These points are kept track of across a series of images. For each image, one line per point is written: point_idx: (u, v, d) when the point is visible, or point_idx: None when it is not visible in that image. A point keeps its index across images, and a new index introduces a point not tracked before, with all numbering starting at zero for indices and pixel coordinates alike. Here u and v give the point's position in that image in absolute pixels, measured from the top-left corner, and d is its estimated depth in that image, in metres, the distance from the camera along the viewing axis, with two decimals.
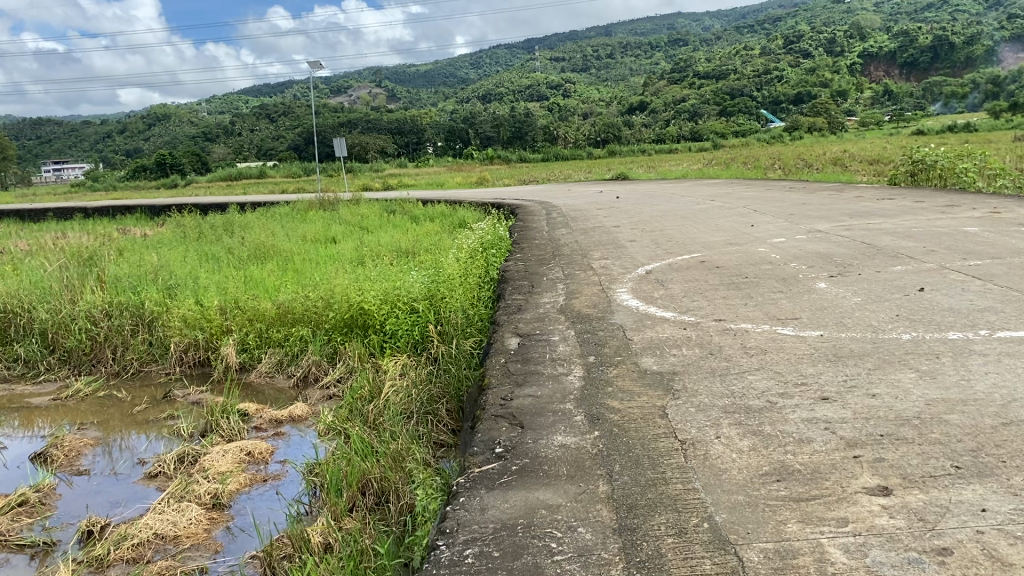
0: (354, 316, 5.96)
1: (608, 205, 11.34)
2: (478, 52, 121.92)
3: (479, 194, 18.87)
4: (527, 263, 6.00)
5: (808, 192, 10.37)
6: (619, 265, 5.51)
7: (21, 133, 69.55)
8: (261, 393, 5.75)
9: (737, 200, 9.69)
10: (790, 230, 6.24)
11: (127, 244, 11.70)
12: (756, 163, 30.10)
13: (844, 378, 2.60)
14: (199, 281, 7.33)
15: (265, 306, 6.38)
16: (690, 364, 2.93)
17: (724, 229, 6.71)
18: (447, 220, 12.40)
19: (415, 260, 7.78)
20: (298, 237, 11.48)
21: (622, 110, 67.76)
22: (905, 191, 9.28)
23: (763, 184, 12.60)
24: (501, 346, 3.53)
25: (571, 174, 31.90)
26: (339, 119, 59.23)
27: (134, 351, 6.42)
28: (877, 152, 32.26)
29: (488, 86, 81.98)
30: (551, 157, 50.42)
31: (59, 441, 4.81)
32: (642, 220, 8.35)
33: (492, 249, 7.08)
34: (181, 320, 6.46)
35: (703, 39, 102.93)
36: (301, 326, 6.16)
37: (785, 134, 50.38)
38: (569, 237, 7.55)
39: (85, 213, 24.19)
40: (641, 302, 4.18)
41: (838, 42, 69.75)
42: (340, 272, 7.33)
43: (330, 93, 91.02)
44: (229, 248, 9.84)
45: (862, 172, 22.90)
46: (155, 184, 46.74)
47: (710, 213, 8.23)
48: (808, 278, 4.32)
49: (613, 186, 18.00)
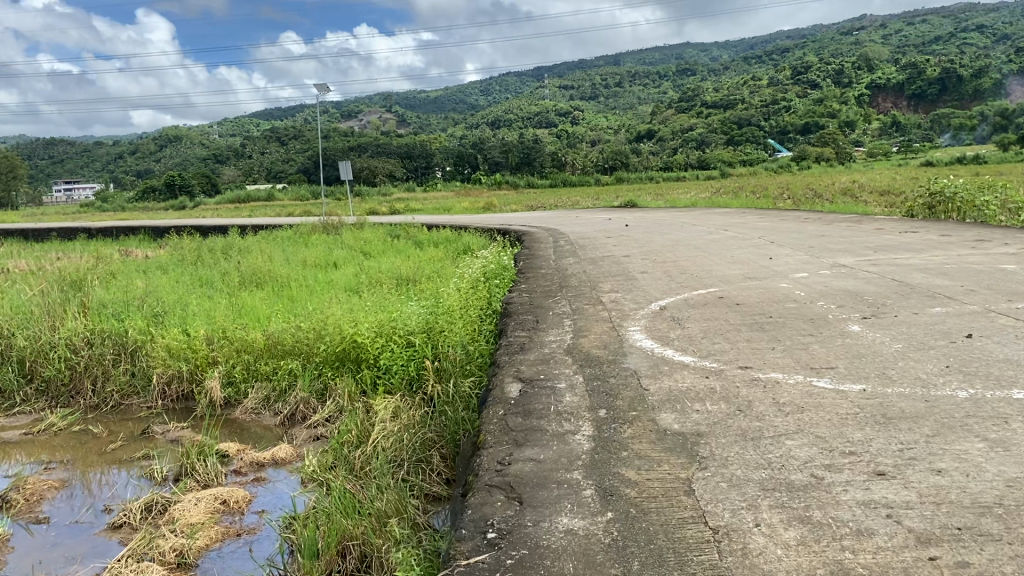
0: (347, 349, 5.58)
1: (616, 233, 11.01)
2: (487, 80, 122.75)
3: (484, 219, 18.61)
4: (532, 294, 5.64)
5: (825, 222, 10.02)
6: (631, 297, 5.16)
7: (33, 152, 69.91)
8: (245, 431, 5.39)
9: (749, 231, 9.36)
10: (812, 263, 5.89)
11: (121, 267, 11.43)
12: (766, 193, 29.84)
13: (899, 448, 2.22)
14: (188, 309, 7.00)
15: (254, 337, 6.04)
16: (717, 423, 2.54)
17: (741, 261, 6.36)
18: (450, 246, 12.09)
19: (415, 289, 7.44)
20: (298, 262, 11.17)
21: (631, 138, 67.67)
22: (928, 223, 8.93)
23: (776, 214, 12.24)
24: (499, 394, 3.15)
25: (579, 200, 31.57)
26: (349, 143, 59.37)
27: (114, 382, 6.05)
28: (888, 183, 31.90)
29: (498, 113, 82.28)
30: (559, 183, 50.28)
31: (22, 483, 4.44)
32: (653, 250, 8.00)
33: (495, 278, 6.72)
34: (164, 351, 6.11)
35: (711, 69, 103.09)
36: (291, 359, 5.79)
37: (794, 163, 50.07)
38: (577, 266, 7.20)
39: (88, 233, 24.00)
40: (655, 342, 3.81)
41: (847, 73, 69.67)
42: (335, 300, 7.00)
43: (341, 117, 91.59)
44: (224, 273, 9.50)
45: (874, 203, 22.49)
46: (165, 205, 46.76)
47: (724, 244, 7.89)
48: (840, 320, 3.96)
49: (621, 213, 17.66)
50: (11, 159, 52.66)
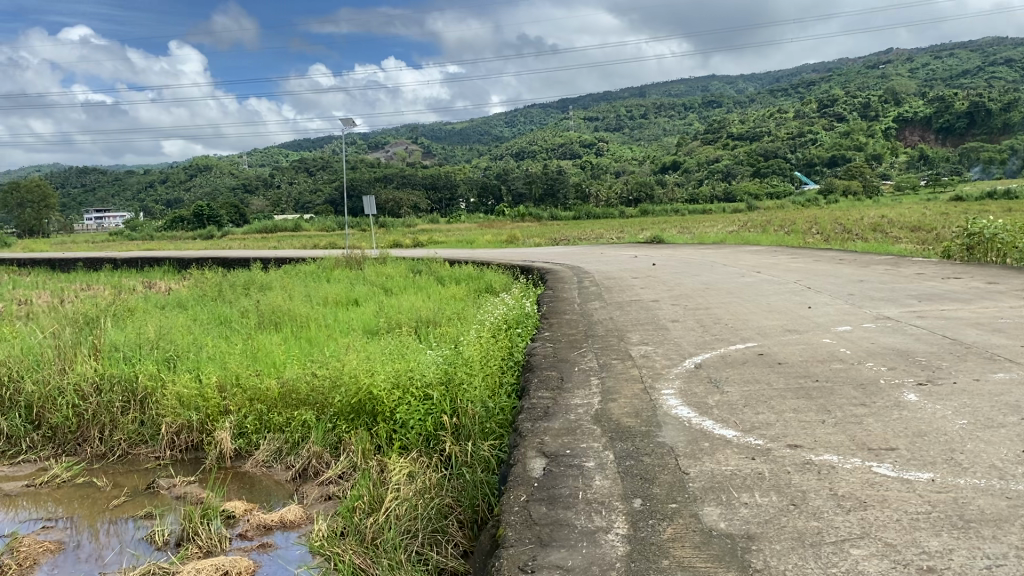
0: (362, 400, 5.29)
1: (645, 272, 10.73)
2: (512, 112, 123.61)
3: (507, 254, 18.44)
4: (556, 346, 5.35)
5: (861, 265, 9.71)
6: (663, 351, 4.89)
7: (66, 181, 71.04)
8: (253, 485, 5.15)
9: (784, 273, 9.04)
10: (854, 316, 5.60)
11: (140, 303, 11.35)
12: (793, 227, 29.45)
13: (987, 567, 1.91)
14: (203, 352, 6.80)
15: (267, 385, 5.76)
16: (770, 522, 2.24)
17: (779, 310, 6.06)
18: (473, 284, 11.88)
19: (435, 331, 7.18)
20: (318, 299, 11.01)
21: (656, 170, 67.52)
22: (970, 267, 8.59)
23: (810, 255, 11.87)
24: (521, 470, 2.87)
25: (604, 233, 31.19)
26: (375, 174, 59.73)
27: (122, 431, 5.85)
28: (918, 218, 31.31)
29: (522, 145, 82.61)
30: (583, 216, 50.08)
31: (17, 547, 4.21)
32: (685, 294, 7.74)
33: (519, 325, 6.43)
34: (174, 397, 5.88)
35: (737, 101, 102.79)
36: (305, 410, 5.52)
37: (821, 197, 49.54)
38: (603, 312, 6.93)
39: (112, 263, 24.15)
40: (693, 409, 3.52)
41: (873, 107, 69.09)
42: (353, 345, 6.73)
43: (367, 148, 92.53)
44: (243, 312, 9.34)
45: (906, 241, 21.93)
46: (193, 235, 47.15)
47: (759, 289, 7.58)
48: (893, 386, 3.66)
49: (648, 250, 17.33)
50: (44, 188, 53.57)
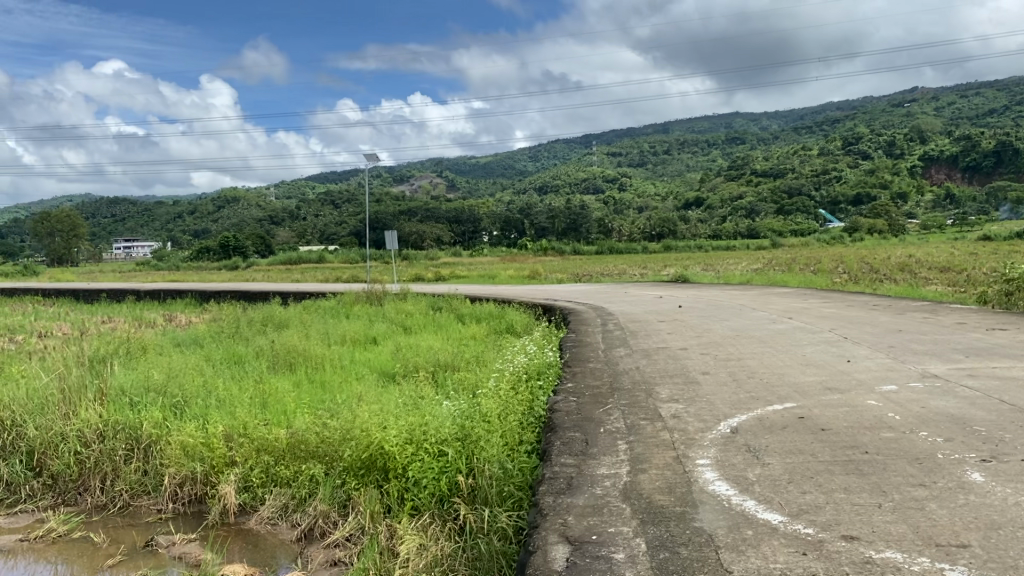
0: (373, 455, 4.96)
1: (671, 315, 10.41)
2: (536, 148, 124.16)
3: (528, 291, 18.17)
4: (580, 401, 5.02)
5: (897, 311, 9.36)
6: (695, 410, 4.57)
7: (96, 211, 72.01)
8: (255, 544, 4.86)
9: (817, 320, 8.68)
10: (900, 372, 5.26)
11: (157, 340, 11.19)
12: (819, 266, 28.95)
13: None
14: (212, 398, 6.53)
15: (276, 435, 5.46)
16: None
17: (817, 365, 5.71)
18: (494, 323, 11.63)
19: (454, 377, 6.86)
20: (336, 337, 10.77)
21: (679, 205, 67.32)
22: (1014, 317, 8.19)
23: (841, 298, 11.50)
24: (540, 559, 2.57)
25: (627, 268, 30.81)
26: (399, 206, 59.82)
27: (125, 480, 5.59)
28: (947, 258, 30.69)
29: (545, 179, 82.69)
30: (605, 250, 49.88)
31: None
32: (714, 342, 7.40)
33: (540, 375, 6.10)
34: (178, 446, 5.61)
35: (761, 138, 102.55)
36: (314, 463, 5.22)
37: (847, 235, 48.95)
38: (630, 361, 6.61)
39: (136, 294, 24.24)
40: (732, 486, 3.21)
41: (899, 145, 68.46)
42: (368, 390, 6.42)
43: (393, 181, 93.17)
44: (259, 351, 9.11)
45: (936, 282, 21.41)
46: (218, 265, 47.50)
47: (792, 338, 7.23)
48: (955, 463, 3.32)
49: (673, 289, 16.98)
50: (74, 217, 54.43)
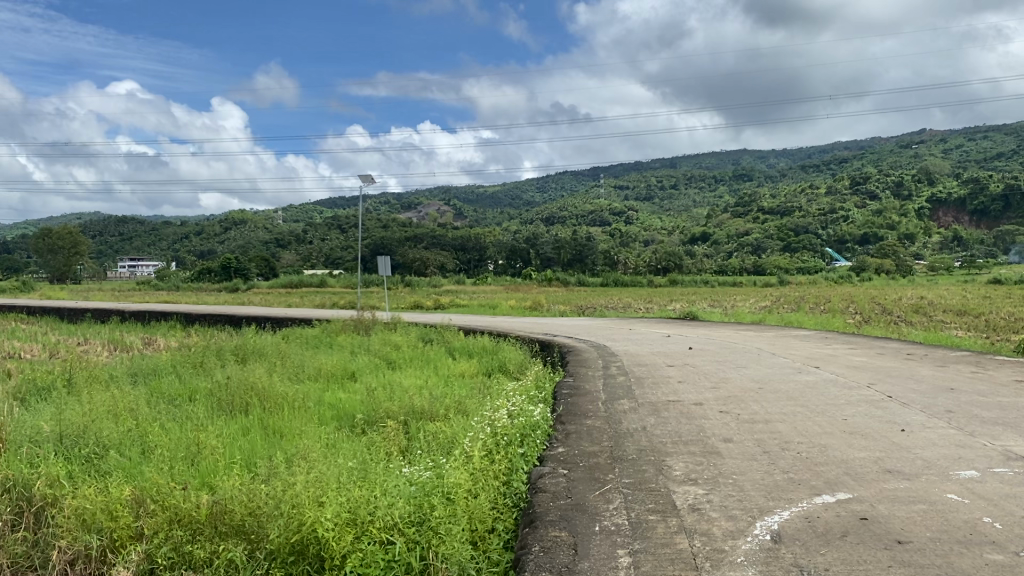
0: (306, 539, 3.91)
1: (680, 358, 9.38)
2: (543, 179, 123.84)
3: (526, 325, 17.02)
4: (572, 477, 3.97)
5: (937, 363, 8.28)
6: (721, 501, 3.48)
7: (104, 229, 71.35)
8: None
9: (851, 371, 7.58)
10: (973, 451, 4.16)
11: (108, 370, 10.06)
12: (830, 306, 27.71)
13: None
14: (132, 453, 5.42)
15: (195, 504, 4.41)
16: None
17: (866, 436, 4.62)
18: (487, 360, 10.56)
19: (425, 432, 5.74)
20: (308, 372, 9.71)
21: (685, 240, 66.31)
22: None
23: (870, 345, 10.43)
24: None
25: (633, 302, 29.44)
26: (405, 232, 58.64)
27: (6, 552, 4.43)
28: (960, 302, 29.54)
29: (552, 210, 81.63)
30: (610, 283, 49.01)
31: None
32: (733, 396, 6.32)
33: (524, 434, 4.96)
34: (74, 511, 4.53)
35: (768, 176, 101.96)
36: (235, 544, 4.12)
37: (855, 275, 47.98)
38: (634, 419, 5.51)
39: (121, 316, 23.19)
40: None
41: (906, 185, 66.70)
42: (321, 443, 5.34)
43: (400, 208, 92.51)
44: (214, 386, 8.03)
45: (957, 327, 20.18)
46: (219, 287, 46.77)
47: (825, 394, 6.16)
48: None
49: (681, 326, 15.91)
50: (76, 236, 53.76)
